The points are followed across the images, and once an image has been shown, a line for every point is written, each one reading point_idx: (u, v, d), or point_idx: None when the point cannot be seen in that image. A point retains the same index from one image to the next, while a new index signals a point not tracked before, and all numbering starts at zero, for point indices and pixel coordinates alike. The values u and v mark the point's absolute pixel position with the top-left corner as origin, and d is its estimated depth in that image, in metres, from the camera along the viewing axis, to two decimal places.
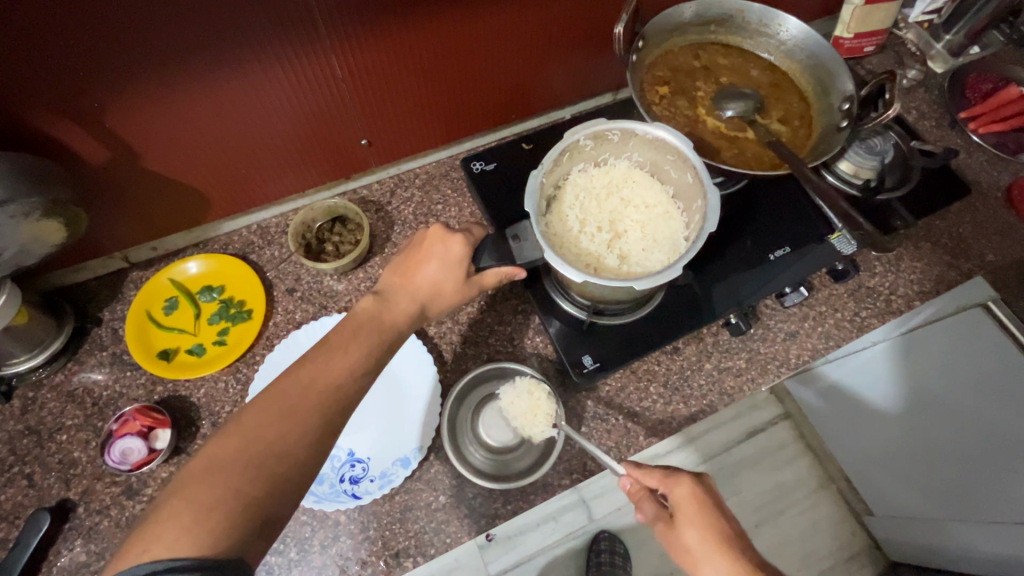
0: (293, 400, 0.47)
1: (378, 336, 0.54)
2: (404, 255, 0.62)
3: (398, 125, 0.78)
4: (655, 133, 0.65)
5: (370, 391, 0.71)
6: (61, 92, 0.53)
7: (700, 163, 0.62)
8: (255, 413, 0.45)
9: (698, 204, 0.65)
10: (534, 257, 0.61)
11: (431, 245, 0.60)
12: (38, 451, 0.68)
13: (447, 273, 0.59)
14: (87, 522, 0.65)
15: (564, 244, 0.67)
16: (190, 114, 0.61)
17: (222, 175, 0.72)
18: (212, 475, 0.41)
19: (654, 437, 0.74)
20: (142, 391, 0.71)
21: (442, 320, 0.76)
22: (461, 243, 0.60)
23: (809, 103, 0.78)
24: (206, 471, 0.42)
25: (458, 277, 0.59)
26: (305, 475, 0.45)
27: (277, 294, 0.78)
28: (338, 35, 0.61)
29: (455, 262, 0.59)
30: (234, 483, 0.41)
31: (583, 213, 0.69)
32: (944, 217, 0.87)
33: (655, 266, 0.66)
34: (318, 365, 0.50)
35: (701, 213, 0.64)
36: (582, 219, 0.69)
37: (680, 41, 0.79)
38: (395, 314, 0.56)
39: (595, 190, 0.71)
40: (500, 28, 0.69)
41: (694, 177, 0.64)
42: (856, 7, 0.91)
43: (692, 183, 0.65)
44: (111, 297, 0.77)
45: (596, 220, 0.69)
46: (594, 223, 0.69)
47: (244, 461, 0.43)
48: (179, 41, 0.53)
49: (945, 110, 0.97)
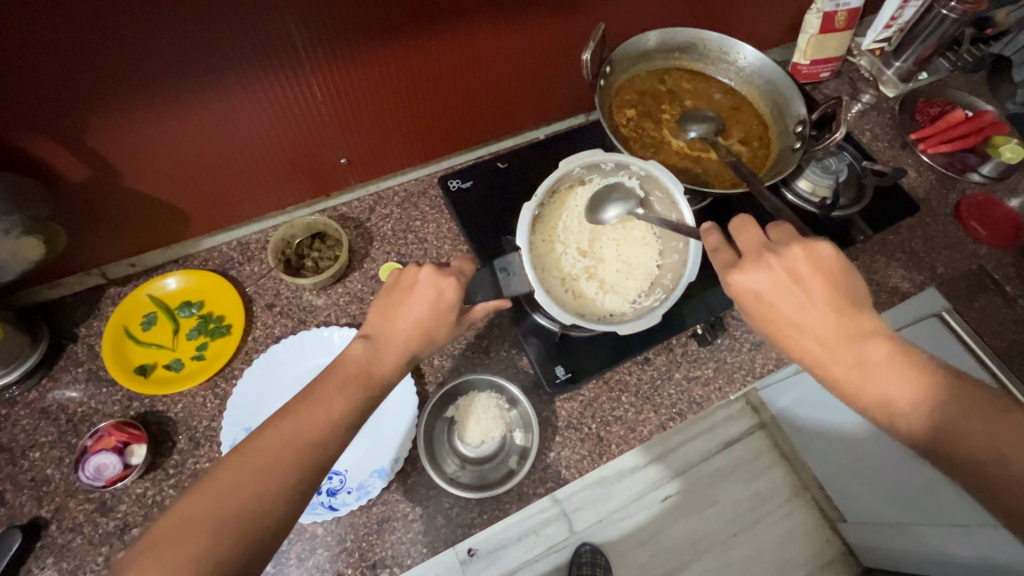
0: (266, 453, 0.47)
1: (365, 392, 0.53)
2: (388, 293, 0.59)
3: (376, 144, 0.81)
4: (651, 170, 0.71)
5: (360, 431, 0.71)
6: (44, 113, 0.55)
7: (688, 210, 0.68)
8: (231, 470, 0.46)
9: (676, 244, 0.73)
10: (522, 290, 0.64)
11: (421, 287, 0.57)
12: (10, 468, 0.67)
13: (436, 315, 0.57)
14: (59, 541, 0.64)
15: (545, 265, 0.70)
16: (173, 134, 0.63)
17: (203, 192, 0.74)
18: (186, 532, 0.43)
19: (626, 446, 0.75)
20: (118, 407, 0.72)
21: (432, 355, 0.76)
22: (455, 286, 0.57)
23: (767, 126, 0.83)
24: (177, 531, 0.43)
25: (448, 319, 0.57)
26: (273, 493, 0.46)
27: (255, 309, 0.79)
28: (317, 60, 0.64)
29: (447, 305, 0.57)
30: (204, 539, 0.43)
31: (565, 233, 0.73)
32: (898, 232, 0.92)
33: (630, 293, 0.72)
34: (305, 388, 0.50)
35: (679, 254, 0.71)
36: (564, 239, 0.72)
37: (647, 67, 0.84)
38: (384, 366, 0.55)
39: (577, 209, 0.74)
40: (473, 54, 0.73)
41: (679, 219, 0.70)
42: (812, 36, 0.98)
43: (675, 222, 0.71)
44: (88, 313, 0.77)
45: (578, 240, 0.73)
46: (575, 243, 0.73)
47: (217, 519, 0.44)
48: (160, 63, 0.55)
49: (897, 131, 1.03)
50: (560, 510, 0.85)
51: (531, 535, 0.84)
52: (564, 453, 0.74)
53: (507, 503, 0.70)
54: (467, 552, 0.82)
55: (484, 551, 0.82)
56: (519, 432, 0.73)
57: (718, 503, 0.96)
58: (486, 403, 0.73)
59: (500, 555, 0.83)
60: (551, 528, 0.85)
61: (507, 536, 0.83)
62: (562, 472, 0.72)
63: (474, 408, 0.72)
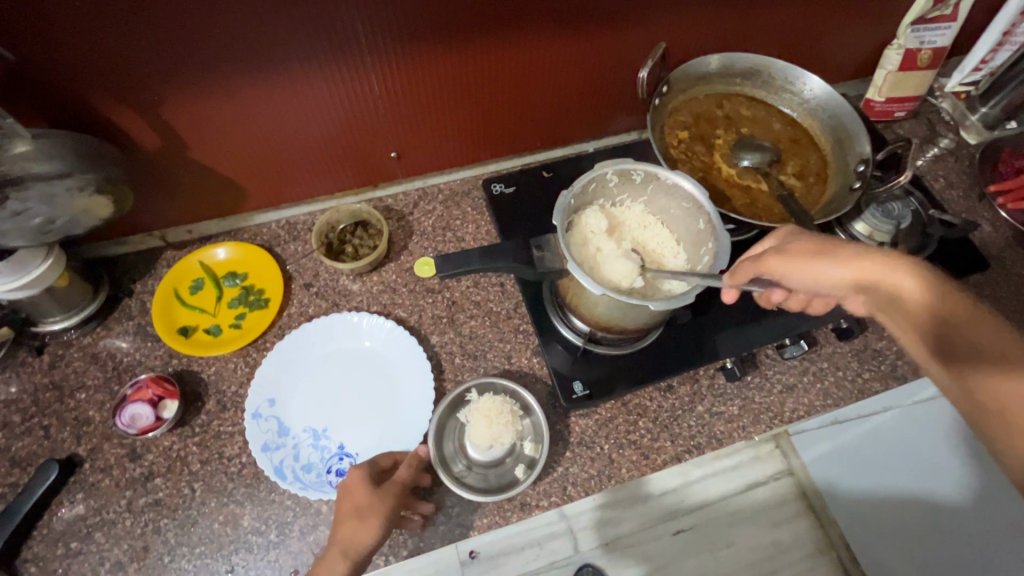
0: None
1: None
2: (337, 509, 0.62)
3: (426, 141, 0.82)
4: (676, 180, 0.63)
5: (367, 388, 0.75)
6: (128, 84, 0.59)
7: (714, 211, 0.61)
8: None
9: (705, 249, 0.63)
10: (554, 267, 0.61)
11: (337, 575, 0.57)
12: (58, 405, 0.73)
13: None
14: (90, 479, 0.69)
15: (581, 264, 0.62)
16: (237, 112, 0.67)
17: (259, 170, 0.77)
18: None
19: (636, 472, 0.73)
20: (159, 362, 0.76)
21: (445, 331, 0.80)
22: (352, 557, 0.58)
23: (827, 162, 0.79)
24: None
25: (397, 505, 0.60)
26: None
27: (294, 287, 0.82)
28: (378, 55, 0.66)
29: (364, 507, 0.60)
30: None
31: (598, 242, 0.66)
32: (964, 288, 0.85)
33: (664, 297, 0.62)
34: (348, 526, 0.59)
35: (709, 256, 0.62)
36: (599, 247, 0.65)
37: (705, 90, 0.82)
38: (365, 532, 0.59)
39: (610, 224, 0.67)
40: (530, 60, 0.73)
41: (706, 224, 0.62)
42: (889, 72, 0.93)
43: (703, 229, 0.63)
44: (145, 272, 0.82)
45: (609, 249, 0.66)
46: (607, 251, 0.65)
47: None
48: (233, 46, 0.59)
49: (975, 181, 0.96)
50: (568, 527, 0.76)
51: (535, 546, 0.76)
52: (572, 469, 0.72)
53: (509, 511, 0.70)
54: (470, 553, 0.74)
55: (488, 555, 0.75)
56: (529, 442, 0.71)
57: (733, 544, 0.79)
58: (498, 404, 0.71)
59: (504, 560, 0.75)
60: (556, 543, 0.76)
61: (513, 543, 0.75)
62: (567, 488, 0.72)
63: (484, 407, 0.71)
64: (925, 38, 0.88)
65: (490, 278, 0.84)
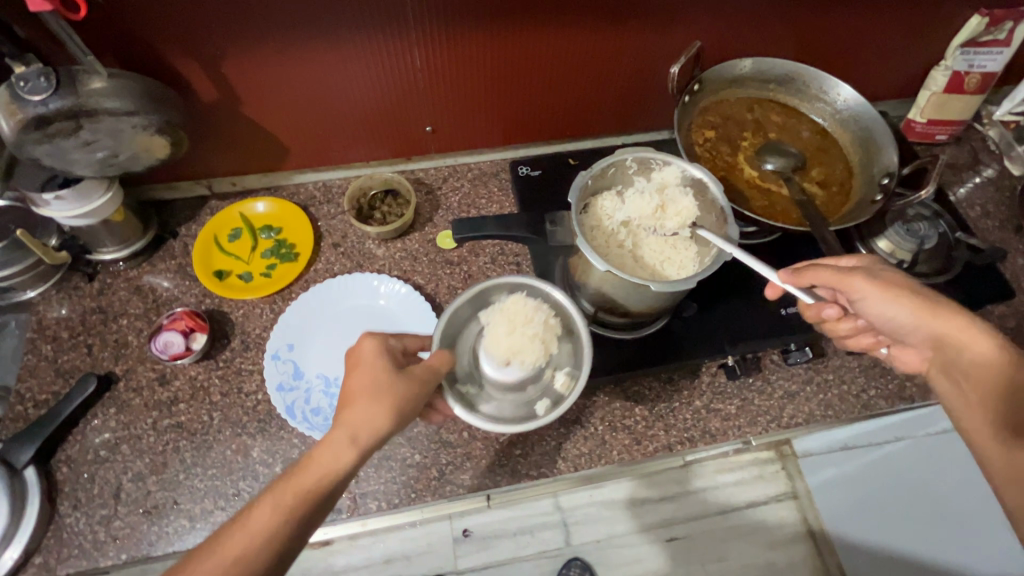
0: None
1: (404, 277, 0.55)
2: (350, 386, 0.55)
3: (461, 119, 0.86)
4: (693, 172, 0.65)
5: None
6: (194, 37, 0.65)
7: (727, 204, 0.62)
8: None
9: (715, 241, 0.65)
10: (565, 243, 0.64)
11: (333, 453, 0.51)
12: (102, 327, 0.80)
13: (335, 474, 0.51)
14: (122, 396, 0.75)
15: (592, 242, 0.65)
16: (288, 74, 0.72)
17: (302, 131, 0.83)
18: None
19: (626, 455, 0.75)
20: (194, 299, 0.82)
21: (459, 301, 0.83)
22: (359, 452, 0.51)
23: (852, 174, 0.79)
24: None
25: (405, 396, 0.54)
26: None
27: (324, 245, 0.87)
28: (422, 30, 0.70)
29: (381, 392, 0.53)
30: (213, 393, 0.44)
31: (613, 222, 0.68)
32: (987, 318, 0.83)
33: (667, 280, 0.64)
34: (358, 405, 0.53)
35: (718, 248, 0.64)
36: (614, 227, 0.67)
37: (738, 92, 0.83)
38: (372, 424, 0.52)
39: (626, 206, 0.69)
40: (567, 49, 0.76)
41: (718, 217, 0.64)
42: (933, 94, 0.92)
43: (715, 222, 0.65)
44: (189, 217, 0.89)
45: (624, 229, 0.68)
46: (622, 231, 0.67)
47: None
48: (292, 10, 0.64)
49: (1014, 213, 0.94)
50: (560, 520, 0.82)
51: (527, 534, 0.81)
52: (565, 445, 0.75)
53: (499, 476, 0.73)
54: (463, 531, 0.81)
55: (480, 535, 0.81)
56: (561, 376, 0.63)
57: (725, 559, 0.83)
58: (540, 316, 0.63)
59: (493, 543, 0.81)
60: (548, 533, 0.81)
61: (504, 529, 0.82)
62: (558, 462, 0.74)
63: (522, 315, 0.63)
64: (974, 61, 0.86)
65: (507, 257, 0.87)
